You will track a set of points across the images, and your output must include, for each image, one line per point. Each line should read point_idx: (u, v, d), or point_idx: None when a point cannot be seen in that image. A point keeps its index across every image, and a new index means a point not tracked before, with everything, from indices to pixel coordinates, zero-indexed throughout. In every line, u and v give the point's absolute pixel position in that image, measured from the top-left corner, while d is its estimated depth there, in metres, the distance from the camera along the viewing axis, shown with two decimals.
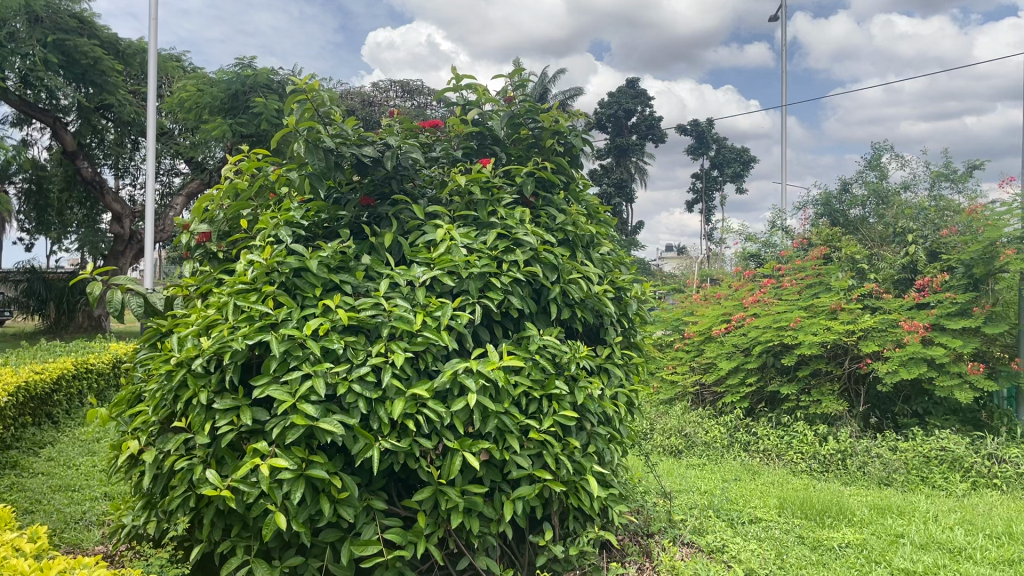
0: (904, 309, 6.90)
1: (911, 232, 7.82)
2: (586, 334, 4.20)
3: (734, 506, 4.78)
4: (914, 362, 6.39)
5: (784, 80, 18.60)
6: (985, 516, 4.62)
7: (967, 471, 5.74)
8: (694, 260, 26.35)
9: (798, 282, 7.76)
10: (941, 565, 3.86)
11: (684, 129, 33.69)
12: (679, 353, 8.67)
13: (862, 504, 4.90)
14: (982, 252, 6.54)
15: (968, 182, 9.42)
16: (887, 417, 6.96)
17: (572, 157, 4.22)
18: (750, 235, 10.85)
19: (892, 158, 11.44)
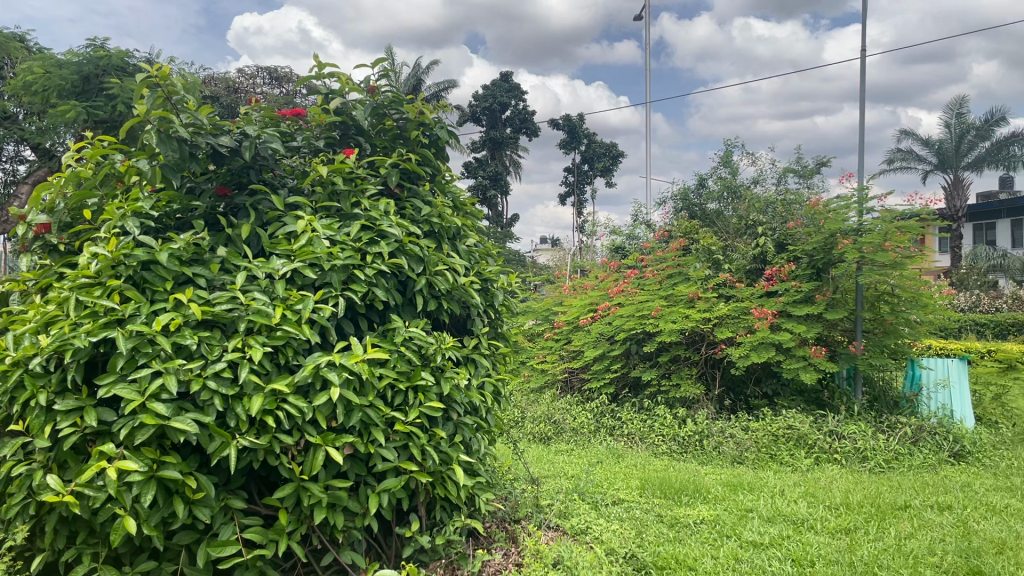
0: (754, 297, 7.34)
1: (761, 224, 8.27)
2: (453, 325, 4.21)
3: (598, 488, 4.94)
4: (764, 346, 6.78)
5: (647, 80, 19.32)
6: (826, 488, 4.98)
7: (811, 447, 6.14)
8: (566, 253, 26.93)
9: (659, 272, 8.05)
10: (785, 536, 4.14)
11: (557, 123, 34.27)
12: (549, 342, 8.87)
13: (717, 481, 5.18)
14: (824, 243, 6.98)
15: (813, 178, 10.07)
16: (740, 398, 7.36)
17: (438, 149, 4.21)
18: (615, 227, 11.19)
19: (744, 154, 12.07)
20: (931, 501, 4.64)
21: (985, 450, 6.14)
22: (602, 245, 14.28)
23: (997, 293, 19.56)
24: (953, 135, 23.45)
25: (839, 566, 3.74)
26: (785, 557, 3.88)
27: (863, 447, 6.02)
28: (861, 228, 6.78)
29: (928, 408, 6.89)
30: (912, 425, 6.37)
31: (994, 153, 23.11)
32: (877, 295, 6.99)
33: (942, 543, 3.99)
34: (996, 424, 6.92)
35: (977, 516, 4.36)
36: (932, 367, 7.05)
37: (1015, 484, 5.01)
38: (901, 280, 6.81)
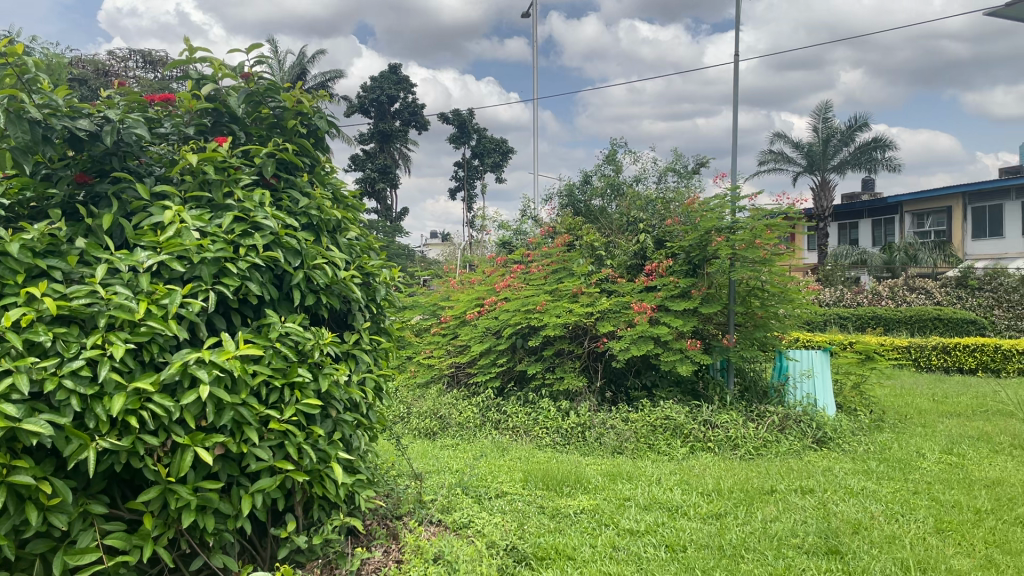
0: (635, 292, 7.54)
1: (642, 221, 8.50)
2: (333, 320, 4.10)
3: (482, 482, 4.95)
4: (643, 340, 6.97)
5: (533, 78, 19.57)
6: (699, 475, 5.18)
7: (687, 436, 6.36)
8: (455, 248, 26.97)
9: (544, 266, 8.15)
10: (660, 523, 4.28)
11: (448, 117, 34.18)
12: (436, 337, 8.84)
13: (597, 472, 5.30)
14: (699, 240, 7.24)
15: (692, 177, 10.43)
16: (621, 390, 7.55)
17: (317, 139, 4.11)
18: (503, 222, 11.24)
19: (628, 152, 12.38)
20: (795, 486, 4.90)
21: (844, 436, 6.53)
22: (491, 239, 14.34)
23: (858, 287, 20.86)
24: (821, 138, 24.84)
25: (710, 550, 3.90)
26: (660, 543, 4.01)
27: (734, 435, 6.29)
28: (735, 226, 7.05)
29: (795, 397, 7.26)
30: (780, 414, 6.70)
31: (859, 157, 24.61)
32: (749, 290, 7.32)
33: (804, 524, 4.21)
34: (854, 412, 7.38)
35: (836, 499, 4.63)
36: (797, 359, 7.44)
37: (871, 467, 5.35)
38: (770, 276, 7.16)
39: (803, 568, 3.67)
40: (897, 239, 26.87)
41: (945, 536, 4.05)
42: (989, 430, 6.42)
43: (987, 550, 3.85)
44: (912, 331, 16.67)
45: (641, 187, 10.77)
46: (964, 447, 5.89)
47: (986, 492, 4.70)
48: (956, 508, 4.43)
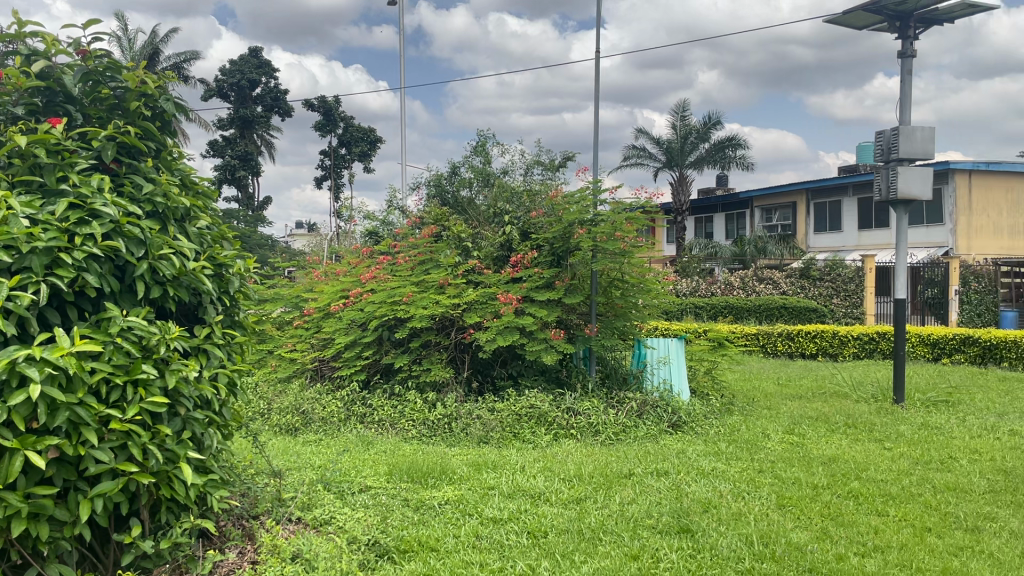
0: (501, 283, 7.61)
1: (508, 213, 8.58)
2: (182, 314, 3.90)
3: (345, 476, 4.86)
4: (508, 330, 7.04)
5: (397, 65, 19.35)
6: (562, 462, 5.30)
7: (550, 424, 6.49)
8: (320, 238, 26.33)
9: (410, 258, 8.10)
10: (522, 510, 4.35)
11: (313, 104, 33.28)
12: (298, 330, 8.60)
13: (463, 462, 5.31)
14: (562, 232, 7.38)
15: (557, 169, 10.63)
16: (488, 380, 7.61)
17: (163, 123, 3.90)
18: (369, 213, 11.06)
19: (495, 144, 12.46)
20: (652, 468, 5.10)
21: (698, 419, 6.85)
22: (356, 229, 14.10)
23: (712, 277, 21.91)
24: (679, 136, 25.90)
25: (570, 534, 4.00)
26: (522, 530, 4.07)
27: (595, 422, 6.48)
28: (596, 219, 7.24)
29: (652, 383, 7.53)
30: (638, 399, 6.94)
31: (716, 154, 25.86)
32: (610, 281, 7.55)
33: (658, 506, 4.39)
34: (707, 396, 7.76)
35: (688, 479, 4.85)
36: (655, 347, 7.74)
37: (721, 448, 5.63)
38: (629, 267, 7.41)
39: (656, 547, 3.83)
40: (749, 233, 28.43)
41: (786, 511, 4.32)
42: (826, 411, 6.91)
43: (823, 523, 4.14)
44: (760, 319, 17.71)
45: (507, 178, 10.87)
46: (804, 427, 6.31)
47: (823, 468, 5.06)
48: (796, 485, 4.74)
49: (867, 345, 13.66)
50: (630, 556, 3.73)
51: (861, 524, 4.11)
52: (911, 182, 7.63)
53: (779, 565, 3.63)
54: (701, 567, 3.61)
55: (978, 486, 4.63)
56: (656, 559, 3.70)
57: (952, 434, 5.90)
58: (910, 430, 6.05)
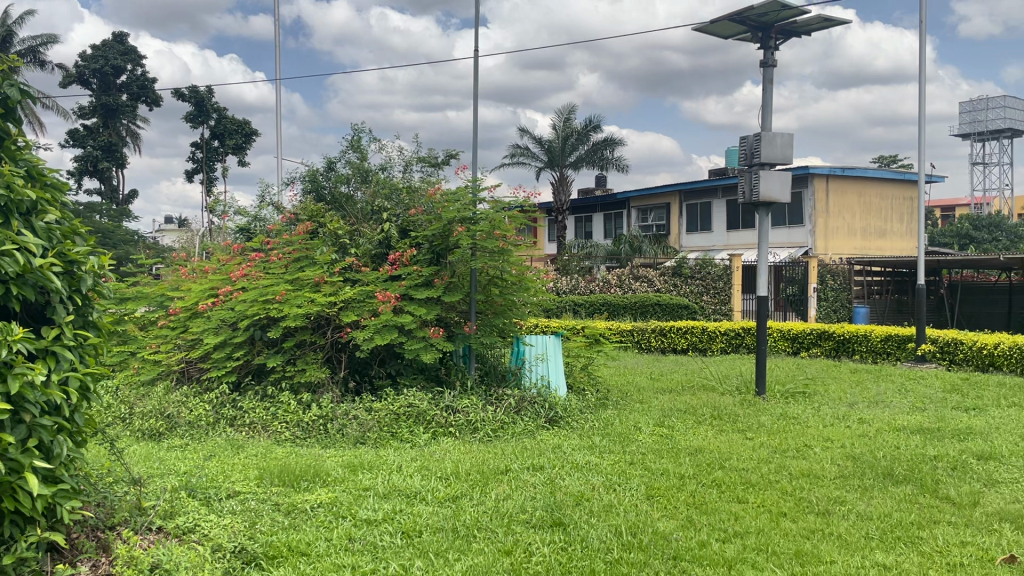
0: (379, 281, 7.52)
1: (386, 210, 8.48)
2: (27, 314, 3.64)
3: (213, 482, 4.69)
4: (387, 329, 6.97)
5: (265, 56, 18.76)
6: (440, 460, 5.29)
7: (429, 423, 6.47)
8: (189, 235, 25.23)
9: (285, 255, 7.85)
10: (397, 510, 4.31)
11: (183, 94, 31.83)
12: (162, 331, 8.21)
13: (338, 464, 5.21)
14: (442, 230, 7.37)
15: (435, 166, 10.62)
16: (365, 379, 7.50)
17: (6, 109, 3.64)
18: (240, 208, 10.68)
19: (371, 139, 12.32)
20: (527, 464, 5.16)
21: (573, 414, 6.99)
22: (224, 225, 13.59)
23: (591, 275, 22.32)
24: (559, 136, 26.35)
25: (444, 533, 3.99)
26: (396, 530, 4.04)
27: (474, 419, 6.50)
28: (475, 217, 7.30)
29: (530, 380, 7.63)
30: (516, 396, 7.02)
31: (595, 155, 26.50)
32: (489, 279, 7.59)
33: (533, 500, 4.45)
34: (583, 391, 7.92)
35: (562, 474, 4.94)
36: (533, 344, 7.85)
37: (595, 442, 5.77)
38: (508, 265, 7.49)
39: (529, 542, 3.88)
40: (628, 232, 29.27)
41: (655, 501, 4.47)
42: (695, 403, 7.20)
43: (688, 512, 4.31)
44: (635, 316, 18.27)
45: (385, 175, 10.77)
46: (673, 419, 6.56)
47: (690, 459, 5.27)
48: (664, 475, 4.92)
49: (734, 340, 14.32)
50: (503, 552, 3.76)
51: (723, 511, 4.31)
52: (772, 185, 8.05)
53: (645, 554, 3.75)
54: (571, 559, 3.68)
55: (829, 472, 4.94)
56: (529, 554, 3.75)
57: (807, 423, 6.27)
58: (771, 421, 6.39)
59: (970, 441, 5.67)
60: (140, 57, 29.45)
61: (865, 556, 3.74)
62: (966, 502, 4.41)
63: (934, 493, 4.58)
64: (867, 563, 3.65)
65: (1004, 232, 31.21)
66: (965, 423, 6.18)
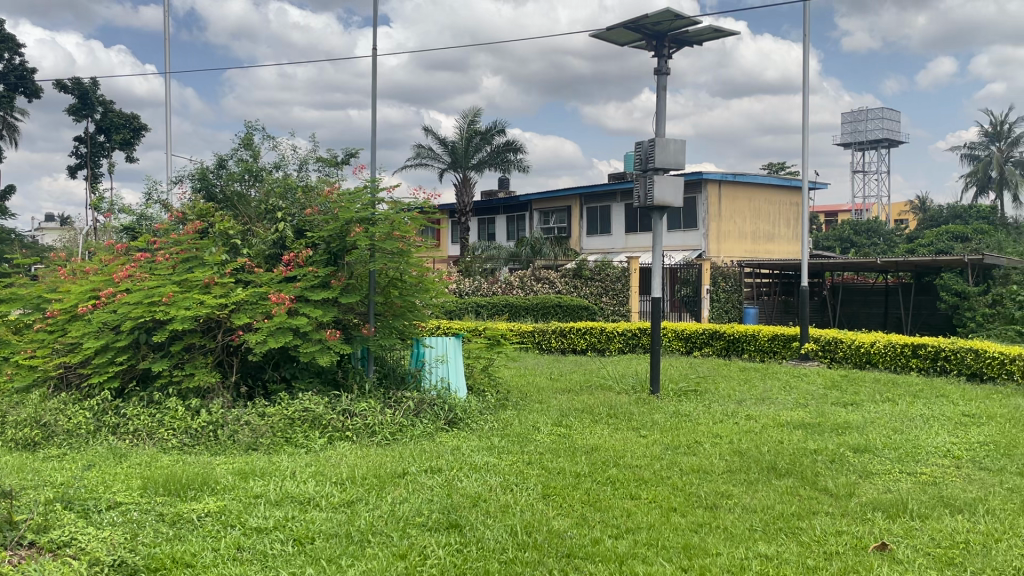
0: (273, 283, 7.34)
1: (281, 209, 8.28)
2: None
3: (91, 493, 4.46)
4: (280, 331, 6.81)
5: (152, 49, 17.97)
6: (335, 465, 5.19)
7: (325, 427, 6.36)
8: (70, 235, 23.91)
9: (172, 256, 7.56)
10: (289, 517, 4.21)
11: (65, 86, 30.18)
12: (38, 334, 7.76)
13: (228, 471, 5.05)
14: (339, 231, 7.26)
15: (331, 165, 10.46)
16: (258, 383, 7.29)
17: None
18: (124, 206, 10.22)
19: (265, 137, 12.02)
20: (425, 467, 5.13)
21: (473, 416, 7.01)
22: (105, 223, 12.97)
23: (494, 276, 22.41)
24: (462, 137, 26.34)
25: (337, 539, 3.92)
26: (288, 538, 3.94)
27: (372, 422, 6.43)
28: (373, 218, 7.23)
29: (430, 381, 7.63)
30: (415, 398, 6.97)
31: (496, 157, 26.77)
32: (388, 281, 7.54)
33: (429, 503, 4.43)
34: (483, 392, 7.95)
35: (459, 475, 4.94)
36: (433, 345, 7.85)
37: (493, 443, 5.80)
38: (407, 266, 7.45)
39: (424, 545, 3.85)
40: (530, 234, 29.56)
41: (550, 500, 4.52)
42: (592, 403, 7.33)
43: (582, 509, 4.38)
44: (535, 317, 18.45)
45: (279, 173, 10.52)
46: (571, 418, 6.66)
47: (586, 457, 5.35)
48: (560, 474, 4.98)
49: (631, 341, 14.64)
50: (397, 556, 3.73)
51: (616, 508, 4.40)
52: (666, 190, 8.29)
53: (539, 552, 3.79)
54: (466, 560, 3.68)
55: (718, 467, 5.11)
56: (423, 557, 3.72)
57: (698, 420, 6.48)
58: (664, 418, 6.57)
59: (847, 434, 5.99)
60: (17, 45, 27.77)
61: (749, 547, 3.89)
62: (843, 492, 4.65)
63: (813, 485, 4.81)
64: (750, 554, 3.80)
65: (881, 237, 33.15)
66: (843, 418, 6.52)
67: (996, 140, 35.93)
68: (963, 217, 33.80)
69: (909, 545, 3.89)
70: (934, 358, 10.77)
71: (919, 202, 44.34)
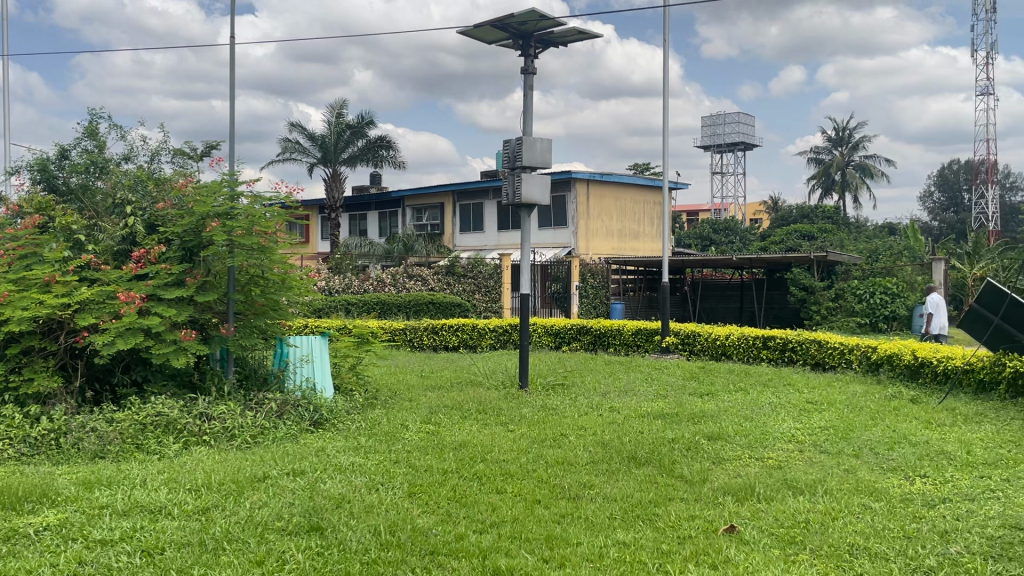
0: (122, 281, 6.94)
1: (131, 204, 7.86)
2: None
3: None
4: (130, 332, 6.47)
5: None
6: (190, 471, 4.97)
7: (181, 432, 6.08)
8: None
9: (7, 252, 6.98)
10: (138, 528, 3.99)
11: None
12: None
13: (71, 482, 4.74)
14: (194, 226, 6.98)
15: (184, 157, 10.01)
16: (106, 388, 6.88)
17: None
18: None
19: (111, 125, 11.37)
20: (287, 469, 5.00)
21: (339, 416, 6.92)
22: None
23: (365, 274, 21.52)
24: (332, 131, 25.80)
25: (189, 548, 3.76)
26: (135, 550, 3.74)
27: (231, 426, 6.20)
28: (231, 212, 7.02)
29: (294, 381, 7.45)
30: (278, 400, 6.78)
31: (368, 152, 26.39)
32: (249, 278, 7.33)
33: (289, 506, 4.31)
34: (351, 392, 7.82)
35: (323, 477, 4.84)
36: (297, 345, 7.66)
37: (360, 443, 5.70)
38: (268, 263, 7.26)
39: (283, 550, 3.75)
40: (401, 230, 29.26)
41: (415, 499, 4.50)
42: (460, 399, 7.36)
43: (448, 506, 4.38)
44: (408, 314, 18.30)
45: (128, 165, 9.96)
46: (440, 415, 6.66)
47: (453, 454, 5.36)
48: (427, 472, 4.97)
49: (501, 336, 14.79)
50: (254, 563, 3.61)
51: (482, 503, 4.43)
52: (533, 188, 8.44)
53: (402, 551, 3.76)
54: (327, 563, 3.61)
55: (582, 458, 5.24)
56: (281, 562, 3.62)
57: (564, 413, 6.62)
58: (531, 413, 6.67)
59: (702, 423, 6.27)
60: None
61: (609, 535, 4.00)
62: (696, 479, 4.87)
63: (670, 472, 5.01)
64: (609, 542, 3.91)
65: (737, 235, 34.90)
66: (699, 407, 6.83)
67: (839, 145, 38.53)
68: (810, 216, 36.05)
69: (754, 526, 4.11)
70: (782, 349, 11.47)
71: (773, 203, 47.09)
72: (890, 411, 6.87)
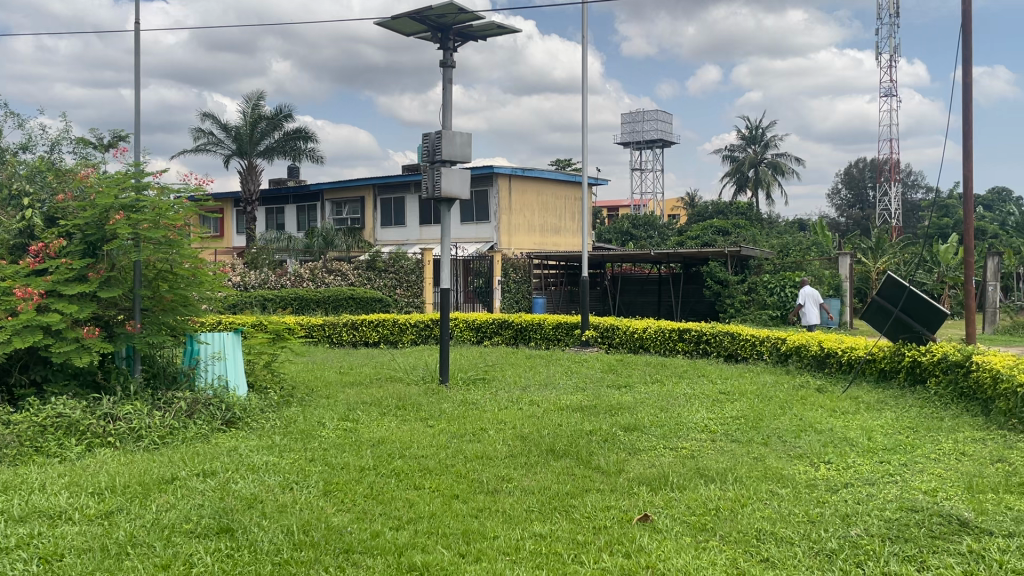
0: (19, 276, 6.59)
1: (28, 195, 7.49)
2: None
3: None
4: (29, 330, 6.20)
5: None
6: (93, 474, 4.78)
7: (83, 433, 5.85)
8: None
9: None
10: (35, 534, 3.82)
11: None
12: None
13: None
14: (98, 218, 6.70)
15: (85, 148, 9.61)
16: (3, 388, 6.54)
17: None
18: None
19: None
20: (197, 470, 4.85)
21: (253, 414, 6.78)
22: None
23: (282, 269, 21.11)
24: (247, 123, 25.15)
25: (91, 554, 3.61)
26: (31, 557, 3.57)
27: (137, 426, 6.00)
28: (136, 205, 6.78)
29: (205, 381, 7.27)
30: (187, 398, 6.58)
31: (285, 145, 25.87)
32: (156, 273, 7.09)
33: (199, 508, 4.19)
34: (265, 391, 7.70)
35: (235, 477, 4.72)
36: (208, 342, 7.42)
37: (274, 442, 5.58)
38: (177, 257, 7.07)
39: (190, 553, 3.64)
40: (319, 225, 28.78)
41: (331, 497, 4.43)
42: (379, 395, 7.29)
43: (364, 504, 4.33)
44: (326, 310, 18.12)
45: (24, 155, 9.48)
46: (358, 412, 6.58)
47: (371, 451, 5.30)
48: (343, 470, 4.90)
49: (423, 332, 14.71)
50: (159, 567, 3.49)
51: (398, 500, 4.40)
52: (452, 182, 8.40)
53: (315, 551, 3.70)
54: (236, 565, 3.52)
55: (500, 452, 5.26)
56: (188, 566, 3.52)
57: (484, 408, 6.64)
58: (451, 408, 6.66)
59: (620, 415, 6.37)
60: None
61: (525, 528, 4.02)
62: (613, 470, 4.94)
63: (587, 464, 5.07)
64: (525, 535, 3.93)
65: (656, 231, 35.54)
66: (616, 399, 6.94)
67: (752, 143, 39.68)
68: (725, 213, 37.02)
69: (667, 515, 4.20)
70: (697, 342, 11.74)
71: (690, 200, 48.16)
72: (798, 400, 7.11)
